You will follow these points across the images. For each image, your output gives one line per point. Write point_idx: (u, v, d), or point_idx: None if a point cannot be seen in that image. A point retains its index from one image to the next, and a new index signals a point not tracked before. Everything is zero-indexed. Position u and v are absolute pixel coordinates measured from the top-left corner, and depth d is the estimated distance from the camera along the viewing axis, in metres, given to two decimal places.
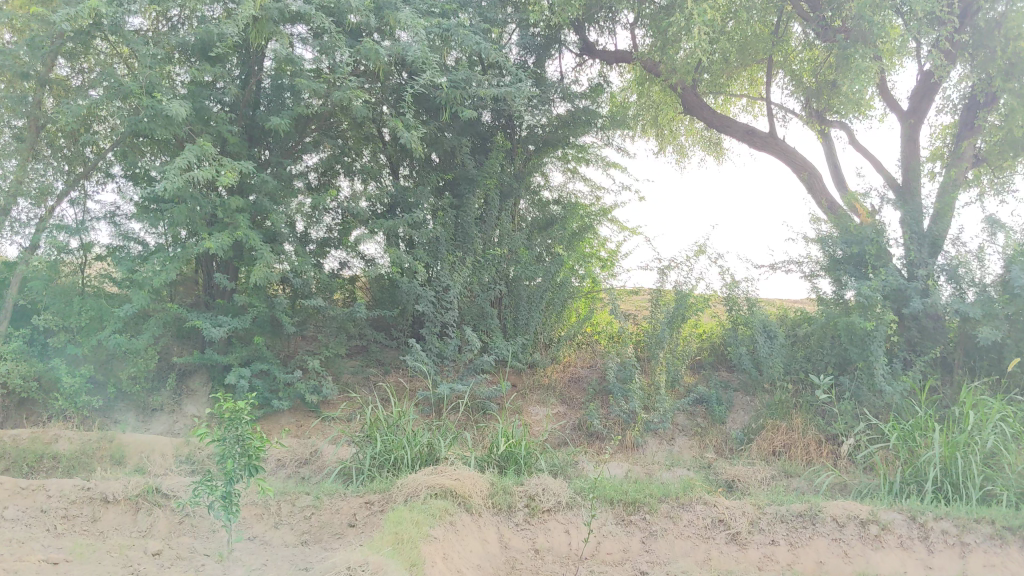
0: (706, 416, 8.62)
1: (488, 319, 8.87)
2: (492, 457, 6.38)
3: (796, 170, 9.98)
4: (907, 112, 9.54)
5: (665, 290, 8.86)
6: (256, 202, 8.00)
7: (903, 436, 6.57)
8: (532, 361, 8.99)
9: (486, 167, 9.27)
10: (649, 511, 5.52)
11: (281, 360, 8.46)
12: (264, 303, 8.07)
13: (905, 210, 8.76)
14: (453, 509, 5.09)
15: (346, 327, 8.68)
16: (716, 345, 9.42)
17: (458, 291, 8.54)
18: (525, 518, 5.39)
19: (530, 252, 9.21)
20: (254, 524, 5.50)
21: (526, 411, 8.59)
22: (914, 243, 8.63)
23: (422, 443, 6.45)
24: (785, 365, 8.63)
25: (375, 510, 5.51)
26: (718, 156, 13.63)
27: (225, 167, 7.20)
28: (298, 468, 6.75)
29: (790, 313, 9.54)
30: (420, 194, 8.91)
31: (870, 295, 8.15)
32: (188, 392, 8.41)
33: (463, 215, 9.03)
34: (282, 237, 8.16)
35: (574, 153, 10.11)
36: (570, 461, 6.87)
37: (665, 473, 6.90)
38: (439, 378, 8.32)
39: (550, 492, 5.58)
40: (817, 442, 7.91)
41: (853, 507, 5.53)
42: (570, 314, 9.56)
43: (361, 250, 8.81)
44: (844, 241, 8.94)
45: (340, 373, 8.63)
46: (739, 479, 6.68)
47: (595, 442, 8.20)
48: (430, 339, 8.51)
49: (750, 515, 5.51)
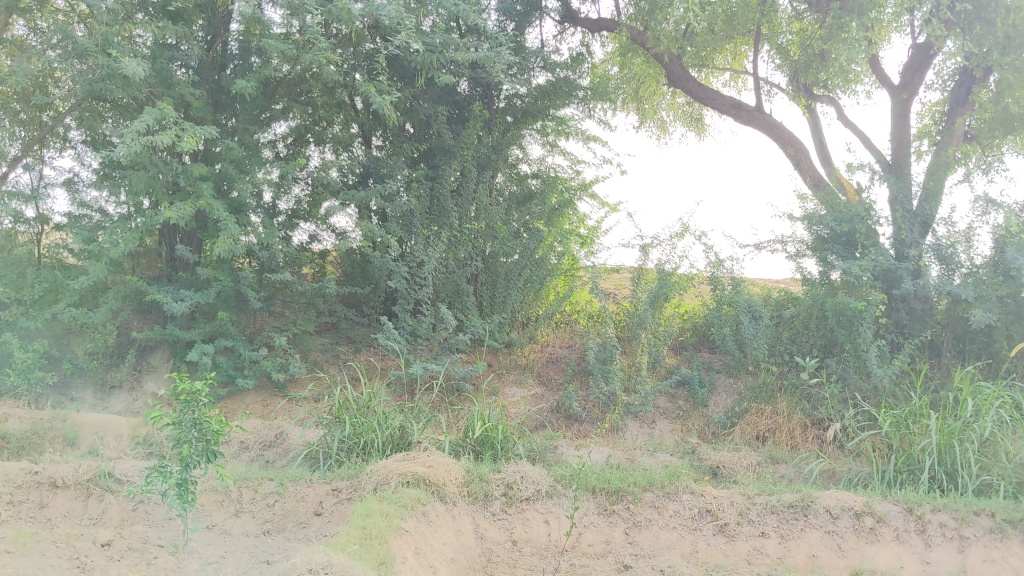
0: (688, 398, 8.35)
1: (463, 297, 8.55)
2: (467, 441, 6.07)
3: (783, 145, 9.68)
4: (898, 87, 9.27)
5: (647, 269, 8.51)
6: (221, 171, 7.60)
7: (895, 422, 6.31)
8: (509, 340, 8.67)
9: (463, 138, 8.88)
10: (633, 501, 5.21)
11: (247, 336, 8.11)
12: (229, 277, 7.69)
13: (895, 187, 8.50)
14: (426, 499, 4.78)
15: (315, 303, 8.33)
16: (698, 325, 9.14)
17: (433, 267, 8.19)
18: (502, 508, 5.08)
19: (508, 228, 8.86)
20: (213, 512, 5.15)
21: (502, 392, 8.28)
22: (904, 223, 8.38)
23: (393, 425, 6.12)
24: (770, 347, 8.35)
25: (344, 497, 5.19)
26: (700, 133, 13.33)
27: (186, 132, 6.74)
28: (262, 451, 6.41)
29: (774, 293, 9.27)
30: (394, 165, 8.51)
31: (860, 276, 7.88)
32: (148, 370, 8.03)
33: (439, 187, 8.65)
34: (248, 208, 7.76)
35: (553, 126, 9.75)
36: (549, 445, 6.56)
37: (647, 458, 6.62)
38: (412, 357, 8.00)
39: (528, 480, 5.27)
40: (803, 427, 7.65)
41: (847, 497, 5.26)
42: (548, 291, 9.24)
43: (331, 222, 8.43)
44: (834, 219, 8.63)
45: (309, 351, 8.29)
46: (725, 465, 6.39)
47: (574, 424, 7.91)
48: (403, 316, 8.16)
49: (738, 505, 5.22)
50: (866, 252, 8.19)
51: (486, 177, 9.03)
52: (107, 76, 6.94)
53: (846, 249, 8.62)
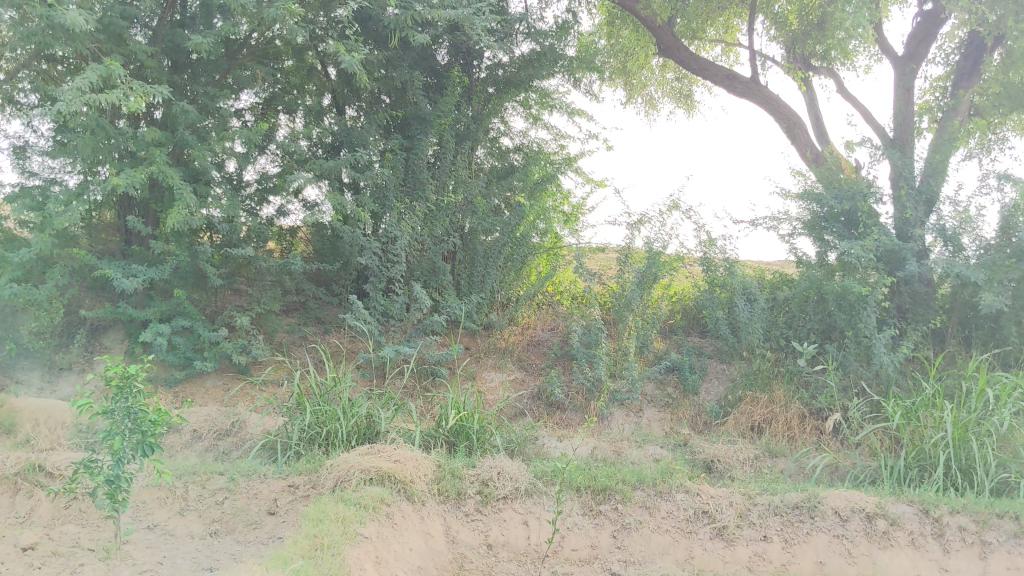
0: (678, 385, 7.86)
1: (440, 275, 8.02)
2: (439, 432, 5.56)
3: (778, 119, 9.17)
4: (901, 58, 8.86)
5: (633, 249, 7.96)
6: (178, 136, 7.02)
7: (905, 414, 5.83)
8: (487, 322, 8.16)
9: (441, 105, 8.26)
10: (622, 501, 4.72)
11: (207, 316, 7.56)
12: (186, 251, 7.13)
13: (900, 162, 8.01)
14: (391, 499, 4.29)
15: (280, 280, 7.78)
16: (688, 308, 8.63)
17: (407, 243, 7.63)
18: (476, 507, 4.57)
19: (488, 203, 8.33)
20: (155, 510, 4.64)
21: (479, 378, 7.77)
22: (908, 201, 7.90)
23: (359, 414, 5.60)
24: (764, 331, 7.86)
25: (299, 495, 4.66)
26: (689, 109, 12.80)
27: (134, 91, 6.14)
28: (217, 440, 5.88)
29: (768, 275, 8.78)
30: (366, 133, 7.91)
31: (862, 257, 7.40)
32: (100, 350, 7.48)
33: (414, 158, 8.08)
34: (206, 177, 7.17)
35: (536, 99, 9.21)
36: (531, 437, 6.06)
37: (635, 451, 6.13)
38: (384, 340, 7.48)
39: (505, 477, 4.77)
40: (801, 418, 7.18)
41: (857, 497, 4.78)
42: (529, 271, 8.73)
43: (299, 194, 7.86)
44: (834, 197, 8.11)
45: (274, 333, 7.76)
46: (719, 459, 5.92)
47: (556, 412, 7.40)
48: (374, 295, 7.62)
49: (738, 506, 4.73)
50: (868, 231, 7.69)
51: (464, 148, 8.48)
52: (49, 30, 6.33)
53: (847, 227, 8.10)
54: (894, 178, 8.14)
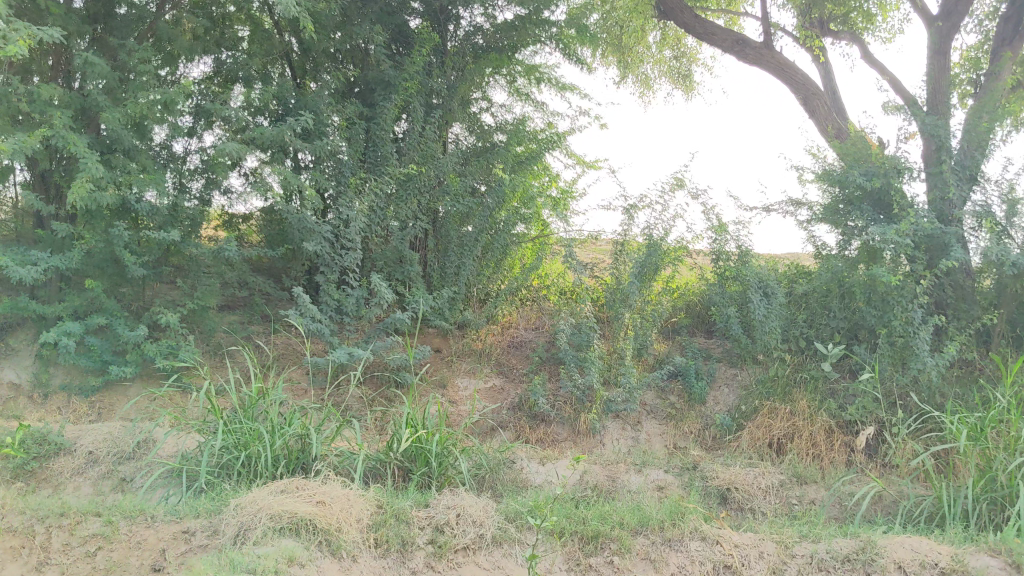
0: (682, 394, 6.74)
1: (407, 266, 6.91)
2: (390, 456, 4.46)
3: (794, 90, 8.05)
4: (935, 18, 7.75)
5: (630, 238, 6.90)
6: (87, 97, 5.87)
7: (970, 433, 4.70)
8: (462, 319, 7.00)
9: (406, 68, 7.07)
10: (619, 552, 3.60)
11: (131, 312, 6.45)
12: (100, 235, 5.99)
13: (939, 132, 6.84)
14: (304, 557, 3.22)
15: (218, 272, 6.66)
16: (693, 303, 7.49)
17: (361, 226, 6.44)
18: (426, 563, 3.44)
19: (462, 183, 7.17)
20: (5, 565, 3.53)
21: (450, 385, 6.64)
22: (952, 179, 6.68)
23: (289, 433, 4.48)
24: (783, 331, 6.75)
25: (195, 545, 3.53)
26: (690, 91, 11.65)
27: (16, 34, 5.01)
28: (116, 466, 4.74)
29: (783, 265, 7.67)
30: (318, 98, 6.68)
31: (896, 242, 6.29)
32: (5, 353, 6.35)
33: (376, 130, 6.87)
34: (123, 147, 6.05)
35: (522, 72, 8.11)
36: (505, 463, 4.92)
37: (635, 479, 5.04)
38: (336, 341, 6.34)
39: (466, 520, 3.64)
40: (828, 433, 6.08)
41: (926, 548, 3.66)
42: (512, 263, 7.60)
43: (238, 169, 6.69)
44: (863, 173, 6.74)
45: (211, 332, 6.63)
46: (737, 487, 4.90)
47: (540, 425, 6.28)
48: (325, 289, 6.47)
49: (771, 559, 3.61)
50: (905, 212, 6.54)
51: (434, 117, 7.32)
52: None
53: (878, 207, 6.84)
54: (927, 151, 6.93)
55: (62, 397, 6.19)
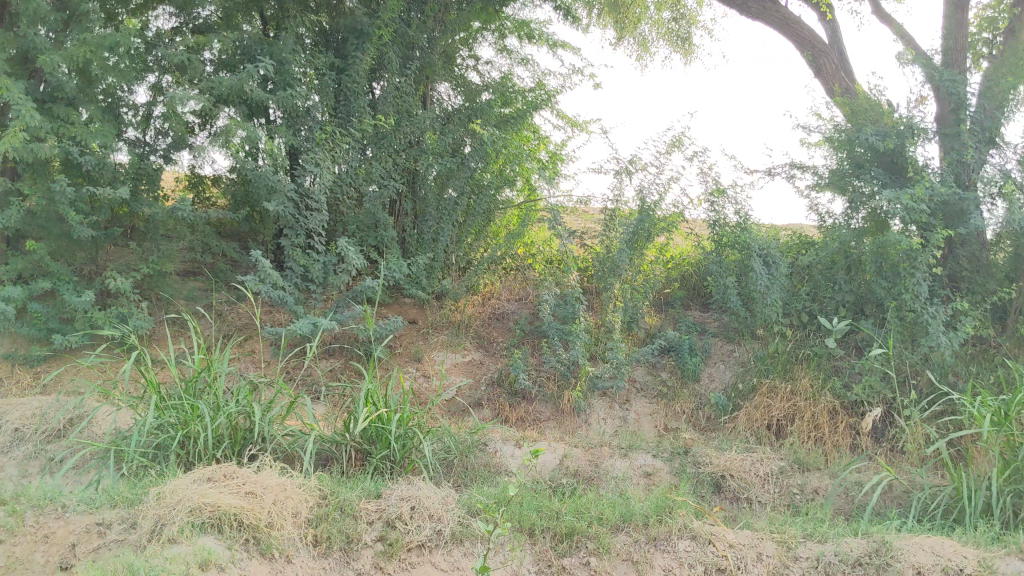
0: (675, 371, 6.27)
1: (380, 231, 6.43)
2: (346, 438, 3.99)
3: (801, 47, 7.56)
4: None
5: (621, 203, 6.41)
6: (24, 39, 5.45)
7: (992, 418, 4.24)
8: (439, 289, 6.51)
9: (381, 13, 6.50)
10: (596, 552, 3.15)
11: (81, 276, 5.96)
12: (40, 190, 5.54)
13: (958, 92, 6.31)
14: (227, 558, 2.76)
15: (177, 234, 6.21)
16: (688, 274, 6.99)
17: (327, 186, 5.95)
18: (374, 564, 2.99)
19: (441, 141, 6.66)
20: None
21: (425, 358, 6.17)
22: (971, 140, 6.16)
23: (233, 410, 4.01)
24: (784, 304, 6.27)
25: (109, 540, 3.06)
26: (689, 55, 11.05)
27: None
28: (44, 445, 4.26)
29: (784, 234, 7.17)
30: (285, 45, 6.15)
31: (910, 209, 5.80)
32: None
33: (347, 83, 6.35)
34: (66, 96, 5.58)
35: (512, 27, 7.51)
36: (477, 446, 4.44)
37: (620, 465, 4.57)
38: (301, 310, 5.87)
39: (423, 514, 3.18)
40: (832, 415, 5.62)
41: (948, 550, 3.21)
42: (495, 229, 7.10)
43: (200, 124, 6.22)
44: (874, 132, 6.23)
45: (168, 300, 6.14)
46: (733, 474, 4.48)
47: (520, 403, 5.82)
48: (290, 254, 5.99)
49: (770, 561, 3.17)
50: (918, 177, 6.05)
51: (411, 70, 6.77)
52: None
53: (890, 170, 6.33)
54: (942, 112, 6.42)
55: (5, 367, 5.71)
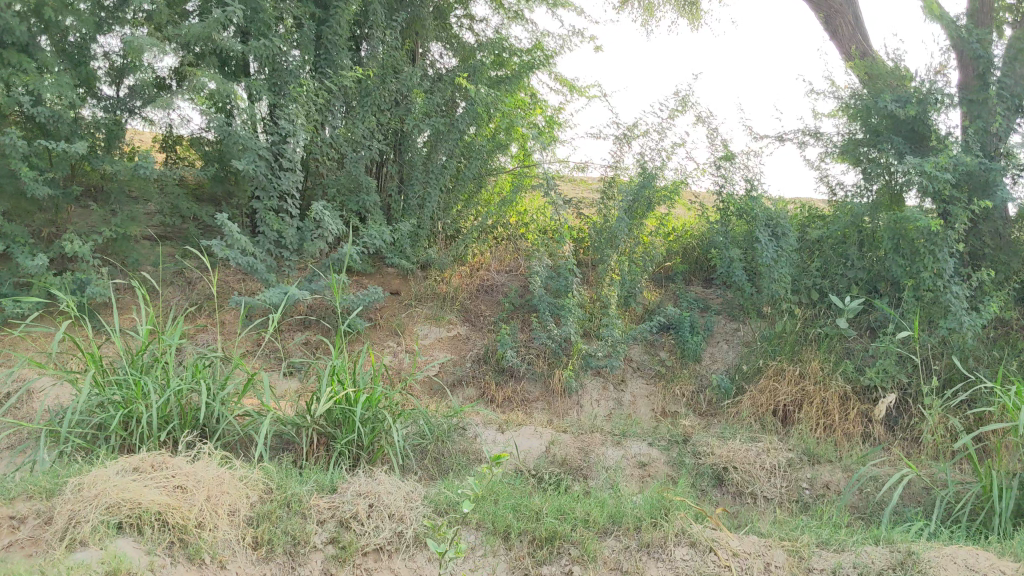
0: (674, 350, 5.85)
1: (362, 195, 6.02)
2: (307, 420, 3.60)
3: (816, 7, 7.10)
4: None
5: (620, 170, 5.98)
6: None
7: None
8: (424, 258, 6.10)
9: None
10: (580, 560, 2.76)
11: (39, 239, 5.54)
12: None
13: (984, 54, 5.83)
14: (147, 565, 2.38)
15: (144, 196, 5.79)
16: (690, 247, 6.57)
17: (301, 144, 5.52)
18: (324, 569, 2.61)
19: (429, 100, 6.21)
20: None
21: (406, 333, 5.76)
22: (998, 107, 5.71)
23: (184, 389, 3.60)
24: (793, 281, 5.84)
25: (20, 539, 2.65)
26: (696, 20, 10.51)
27: None
28: None
29: (793, 206, 6.73)
30: None
31: (931, 181, 5.36)
32: None
33: (328, 34, 5.90)
34: (19, 41, 5.14)
35: None
36: (454, 430, 4.04)
37: (613, 454, 4.17)
38: (273, 279, 5.46)
39: (384, 513, 2.81)
40: (842, 400, 5.21)
41: (983, 564, 2.82)
42: (486, 196, 6.66)
43: (170, 78, 5.79)
44: (894, 98, 5.76)
45: (133, 265, 5.72)
46: (735, 468, 4.12)
47: (508, 382, 5.41)
48: (262, 218, 5.58)
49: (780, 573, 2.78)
50: (941, 146, 5.58)
51: (398, 22, 6.29)
52: None
53: (910, 139, 5.87)
54: (965, 77, 5.96)
55: None
